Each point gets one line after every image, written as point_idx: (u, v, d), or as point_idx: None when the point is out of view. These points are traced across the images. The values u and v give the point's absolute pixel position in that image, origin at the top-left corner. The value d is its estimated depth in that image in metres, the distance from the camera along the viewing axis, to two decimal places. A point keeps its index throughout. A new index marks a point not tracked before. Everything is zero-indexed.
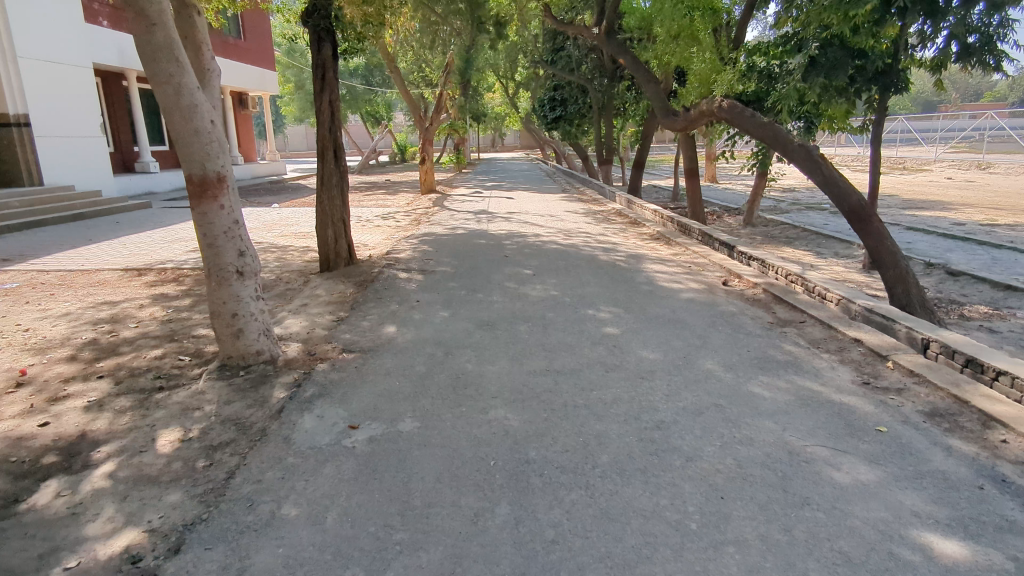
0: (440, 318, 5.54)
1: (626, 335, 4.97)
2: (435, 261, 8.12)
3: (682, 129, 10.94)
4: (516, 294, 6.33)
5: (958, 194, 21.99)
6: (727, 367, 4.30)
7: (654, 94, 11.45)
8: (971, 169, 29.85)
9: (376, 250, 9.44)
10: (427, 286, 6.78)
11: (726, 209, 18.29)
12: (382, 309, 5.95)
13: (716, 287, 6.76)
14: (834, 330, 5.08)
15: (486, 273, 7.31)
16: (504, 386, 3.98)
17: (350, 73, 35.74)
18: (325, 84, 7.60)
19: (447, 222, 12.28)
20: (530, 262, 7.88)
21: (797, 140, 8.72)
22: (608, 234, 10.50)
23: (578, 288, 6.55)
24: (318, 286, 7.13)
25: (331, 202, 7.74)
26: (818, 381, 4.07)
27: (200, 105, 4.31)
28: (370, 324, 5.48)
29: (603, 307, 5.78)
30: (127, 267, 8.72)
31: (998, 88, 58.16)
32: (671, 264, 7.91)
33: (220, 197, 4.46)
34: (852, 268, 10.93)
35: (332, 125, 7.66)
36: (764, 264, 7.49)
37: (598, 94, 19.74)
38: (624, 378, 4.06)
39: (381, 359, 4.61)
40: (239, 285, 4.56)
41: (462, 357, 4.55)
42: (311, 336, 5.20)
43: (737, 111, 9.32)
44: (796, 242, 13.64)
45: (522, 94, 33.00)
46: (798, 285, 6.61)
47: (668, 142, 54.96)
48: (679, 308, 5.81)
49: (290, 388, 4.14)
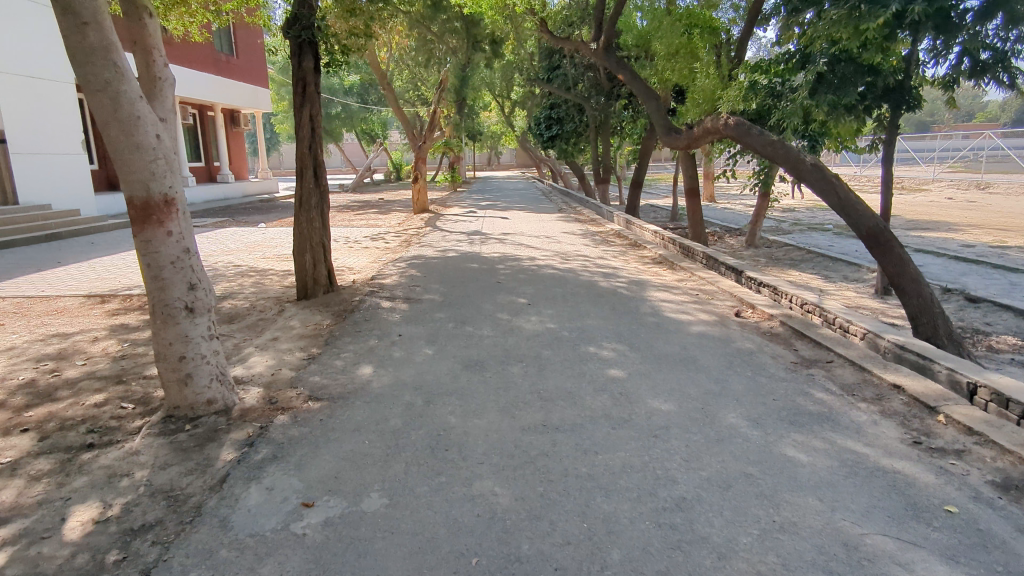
0: (425, 357, 4.95)
1: (633, 378, 4.37)
2: (422, 287, 7.54)
3: (684, 148, 10.37)
4: (509, 327, 5.74)
5: (961, 215, 21.65)
6: (751, 421, 3.69)
7: (655, 111, 10.91)
8: (971, 189, 29.55)
9: (360, 274, 8.87)
10: (412, 317, 6.19)
11: (727, 230, 17.81)
12: (359, 345, 5.35)
13: (728, 318, 6.18)
14: (868, 373, 4.50)
15: (477, 302, 6.73)
16: (492, 446, 3.38)
17: (345, 92, 35.45)
18: (306, 97, 7.05)
19: (438, 243, 11.73)
20: (525, 290, 7.29)
21: (808, 158, 8.12)
22: (608, 257, 9.95)
23: (578, 321, 5.96)
24: (291, 317, 6.51)
25: (310, 224, 7.16)
26: (861, 440, 3.48)
27: (144, 117, 3.73)
28: (343, 364, 4.88)
29: (605, 344, 5.19)
30: (91, 293, 8.09)
31: (990, 108, 58.37)
32: (677, 292, 7.34)
33: (167, 222, 3.86)
34: (864, 294, 10.40)
35: (314, 141, 7.10)
36: (776, 291, 6.93)
37: (594, 113, 19.27)
38: (633, 436, 3.46)
39: (352, 407, 4.01)
40: (188, 323, 3.95)
41: (445, 407, 3.94)
42: (275, 379, 4.59)
43: (744, 129, 8.74)
44: (802, 265, 13.12)
45: (518, 111, 32.61)
46: (815, 316, 6.05)
47: (666, 160, 54.74)
48: (690, 344, 5.21)
49: (241, 447, 3.52)
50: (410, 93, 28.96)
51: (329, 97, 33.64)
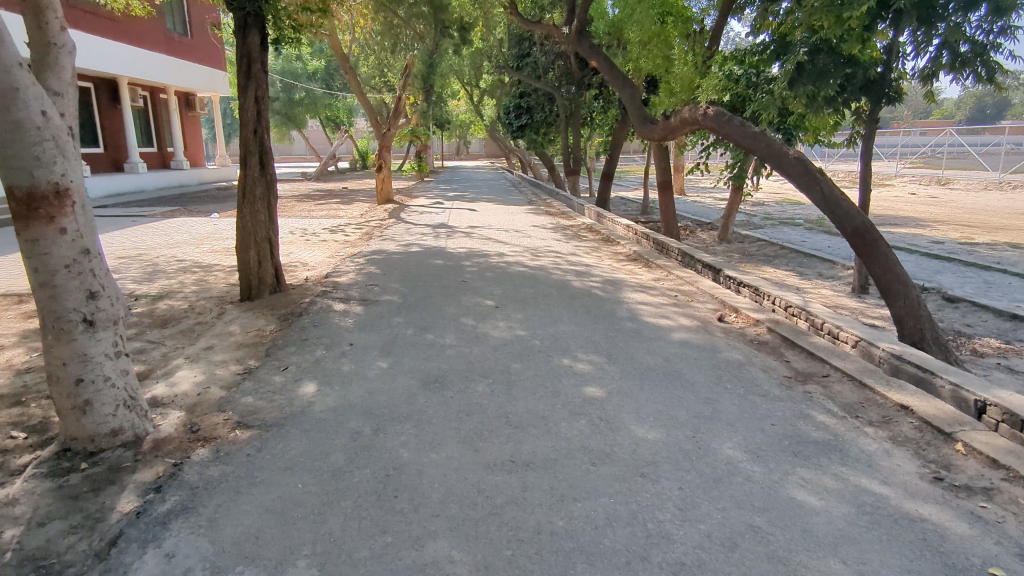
0: (378, 372, 4.37)
1: (614, 399, 3.87)
2: (380, 287, 6.93)
3: (660, 139, 9.83)
4: (475, 334, 5.19)
5: (927, 210, 21.76)
6: (750, 453, 3.22)
7: (630, 100, 10.41)
8: (932, 185, 29.92)
9: (314, 270, 8.20)
10: (366, 322, 5.58)
11: (699, 224, 17.48)
12: (304, 356, 4.73)
13: (710, 323, 5.74)
14: (870, 391, 4.08)
15: (441, 304, 6.16)
16: (449, 490, 2.84)
17: (309, 77, 34.16)
18: (251, 76, 6.38)
19: (401, 237, 11.09)
20: (493, 290, 6.73)
21: (792, 151, 7.67)
22: (580, 253, 9.45)
23: (550, 326, 5.44)
24: (231, 321, 5.83)
25: (255, 217, 6.48)
26: (875, 477, 3.04)
27: (26, 88, 3.05)
28: (285, 381, 4.26)
29: (580, 355, 4.67)
30: (7, 292, 7.24)
31: (947, 107, 59.69)
32: (654, 292, 6.88)
33: (57, 217, 3.19)
34: (841, 292, 10.14)
35: (260, 126, 6.43)
36: (758, 291, 6.52)
37: (564, 102, 18.72)
38: (616, 475, 2.95)
39: (289, 437, 3.42)
40: (87, 338, 3.29)
41: (396, 437, 3.37)
42: (202, 399, 3.95)
43: (725, 120, 8.25)
44: (776, 261, 12.82)
45: (487, 101, 31.85)
46: (801, 320, 5.65)
47: (639, 153, 54.58)
48: (675, 355, 4.74)
49: (145, 494, 2.90)
50: (376, 79, 27.96)
51: (291, 81, 32.38)
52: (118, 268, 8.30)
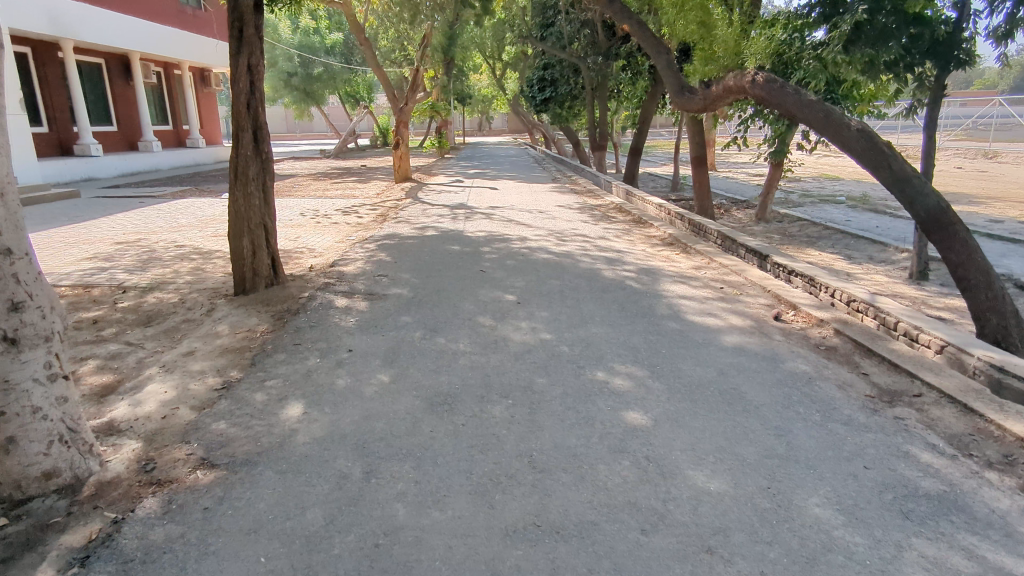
0: (377, 387, 3.69)
1: (663, 428, 3.15)
2: (390, 278, 6.26)
3: (699, 110, 8.83)
4: (493, 339, 4.48)
5: (978, 185, 20.36)
6: (846, 514, 2.47)
7: (666, 67, 9.41)
8: (979, 158, 28.30)
9: (321, 258, 7.54)
10: (370, 322, 4.91)
11: (734, 202, 16.48)
12: (294, 366, 4.08)
13: (765, 323, 4.96)
14: (979, 418, 3.29)
15: (455, 299, 5.46)
16: (454, 571, 2.16)
17: (329, 51, 33.30)
18: (243, 42, 5.67)
19: (417, 218, 10.40)
20: (514, 282, 6.00)
21: (854, 122, 6.66)
22: (609, 236, 8.67)
23: (579, 328, 4.71)
24: (221, 319, 5.22)
25: (248, 201, 5.80)
26: (1021, 554, 2.28)
27: None
28: (268, 399, 3.61)
29: (617, 366, 3.94)
30: None
31: (989, 77, 56.84)
32: (696, 284, 6.10)
33: None
34: (897, 278, 9.22)
35: (254, 99, 5.76)
36: (814, 282, 5.70)
37: (590, 73, 17.70)
38: (674, 551, 2.25)
39: (262, 482, 2.76)
40: (9, 363, 2.63)
41: (392, 484, 2.69)
42: (166, 425, 3.31)
43: (775, 88, 7.28)
44: (820, 242, 11.87)
45: (510, 74, 30.80)
46: (869, 318, 4.85)
47: (670, 127, 52.87)
48: (729, 366, 3.99)
49: (66, 569, 2.26)
50: (395, 53, 27.10)
51: (310, 56, 31.59)
52: (113, 255, 7.77)
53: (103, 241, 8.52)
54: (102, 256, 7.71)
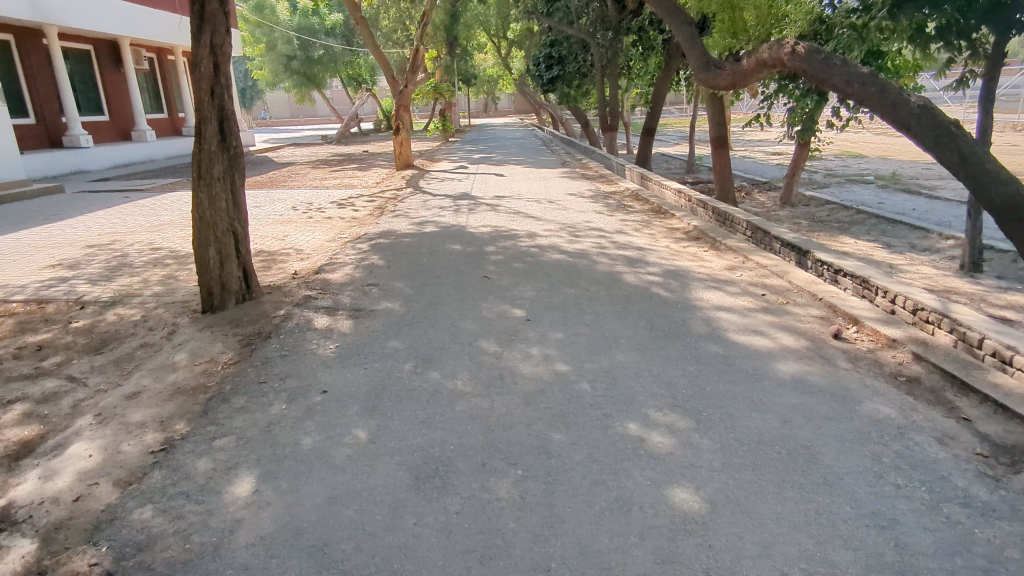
0: (352, 451, 2.92)
1: (722, 517, 2.36)
2: (380, 287, 5.48)
3: (728, 87, 7.85)
4: (498, 373, 3.68)
5: (1012, 160, 19.21)
6: None
7: (687, 39, 8.45)
8: (1009, 131, 27.00)
9: (306, 262, 6.74)
10: (353, 349, 4.14)
11: (755, 184, 15.53)
12: (253, 417, 3.30)
13: (823, 343, 4.14)
14: None
15: (453, 316, 4.67)
16: None
17: (328, 33, 32.03)
18: (205, 18, 4.89)
19: (418, 211, 9.62)
20: (523, 292, 5.20)
21: (913, 95, 5.44)
22: (627, 230, 7.83)
23: (601, 355, 3.91)
24: (181, 345, 4.46)
25: (213, 204, 5.01)
26: None
27: None
28: (212, 470, 2.85)
29: (651, 415, 3.14)
30: None
31: None
32: (733, 290, 5.27)
33: None
34: (946, 269, 8.33)
35: (220, 84, 4.96)
36: (867, 284, 4.86)
37: (600, 51, 16.57)
38: None
39: None
40: None
41: None
42: (75, 514, 2.56)
43: (819, 59, 6.00)
44: (853, 228, 10.96)
45: (514, 52, 29.74)
46: (942, 331, 4.02)
47: (682, 104, 51.46)
48: (792, 410, 3.19)
49: None
50: (396, 33, 26.16)
51: (309, 38, 30.57)
52: (79, 262, 7.05)
53: (72, 245, 7.80)
54: (68, 264, 6.98)
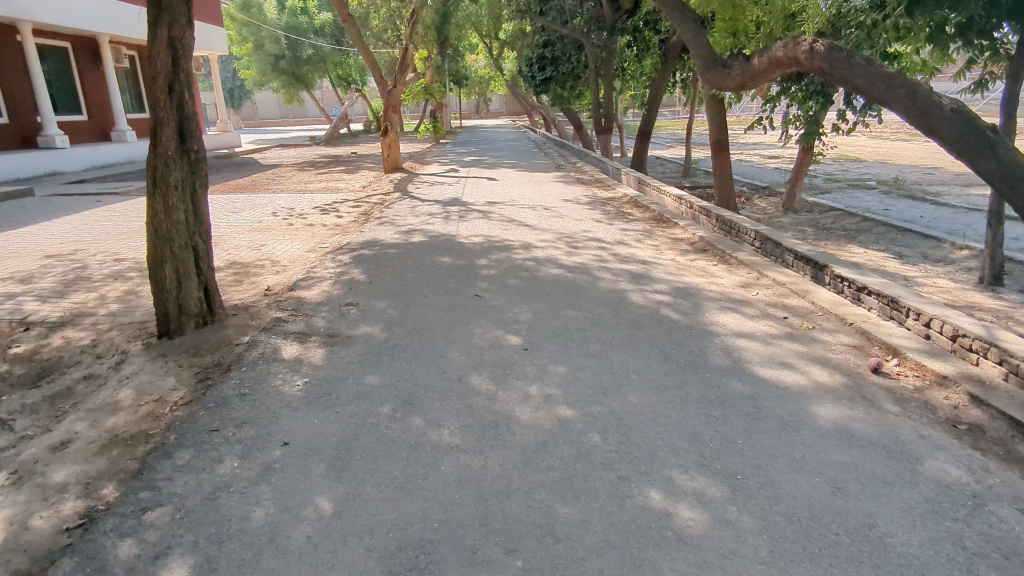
0: (312, 530, 2.37)
1: None
2: (359, 308, 4.93)
3: (736, 88, 7.33)
4: (491, 420, 3.14)
5: None
6: None
7: (692, 37, 7.92)
8: None
9: (282, 276, 6.16)
10: (322, 387, 3.57)
11: (755, 189, 15.07)
12: (197, 480, 2.74)
13: (862, 380, 3.62)
14: None
15: (439, 345, 4.12)
16: None
17: (316, 32, 31.42)
18: (163, 7, 4.33)
19: (405, 218, 9.07)
20: (519, 314, 4.67)
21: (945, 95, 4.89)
22: (628, 241, 7.30)
23: (611, 397, 3.37)
24: (128, 379, 3.89)
25: (170, 215, 4.44)
26: None
27: None
28: (137, 558, 2.29)
29: (676, 479, 2.61)
30: None
31: None
32: (751, 313, 4.75)
33: None
34: (963, 282, 7.87)
35: (179, 81, 4.39)
36: (897, 305, 4.35)
37: (594, 50, 16.09)
38: None
39: None
40: None
41: None
42: None
43: (840, 58, 5.44)
44: (860, 236, 10.51)
45: (506, 52, 29.20)
46: (991, 363, 3.53)
47: (674, 105, 51.04)
48: (844, 471, 2.67)
49: None
50: (386, 33, 25.53)
51: (297, 37, 29.86)
52: (33, 275, 6.44)
53: (29, 255, 7.20)
54: (20, 277, 6.38)
